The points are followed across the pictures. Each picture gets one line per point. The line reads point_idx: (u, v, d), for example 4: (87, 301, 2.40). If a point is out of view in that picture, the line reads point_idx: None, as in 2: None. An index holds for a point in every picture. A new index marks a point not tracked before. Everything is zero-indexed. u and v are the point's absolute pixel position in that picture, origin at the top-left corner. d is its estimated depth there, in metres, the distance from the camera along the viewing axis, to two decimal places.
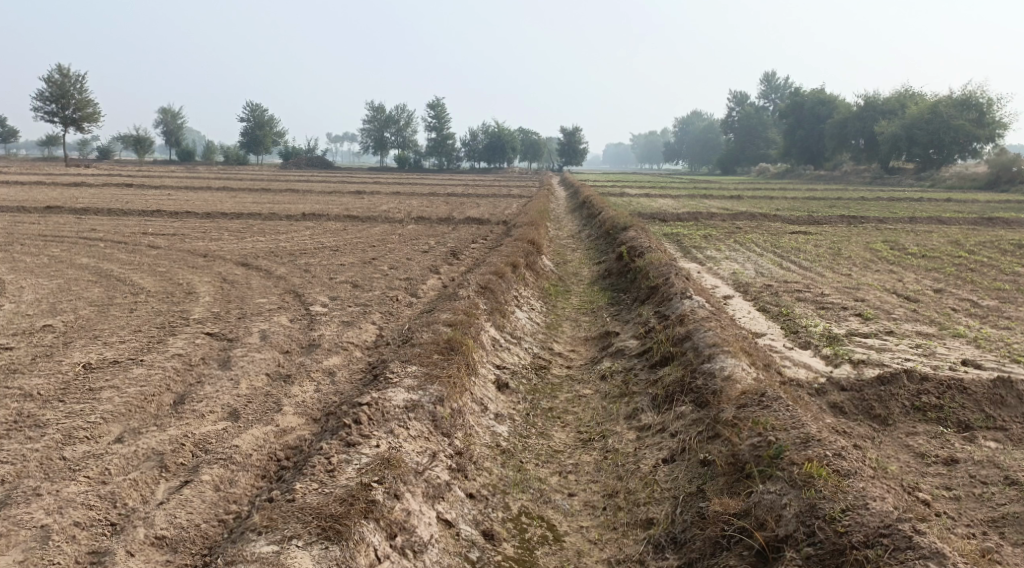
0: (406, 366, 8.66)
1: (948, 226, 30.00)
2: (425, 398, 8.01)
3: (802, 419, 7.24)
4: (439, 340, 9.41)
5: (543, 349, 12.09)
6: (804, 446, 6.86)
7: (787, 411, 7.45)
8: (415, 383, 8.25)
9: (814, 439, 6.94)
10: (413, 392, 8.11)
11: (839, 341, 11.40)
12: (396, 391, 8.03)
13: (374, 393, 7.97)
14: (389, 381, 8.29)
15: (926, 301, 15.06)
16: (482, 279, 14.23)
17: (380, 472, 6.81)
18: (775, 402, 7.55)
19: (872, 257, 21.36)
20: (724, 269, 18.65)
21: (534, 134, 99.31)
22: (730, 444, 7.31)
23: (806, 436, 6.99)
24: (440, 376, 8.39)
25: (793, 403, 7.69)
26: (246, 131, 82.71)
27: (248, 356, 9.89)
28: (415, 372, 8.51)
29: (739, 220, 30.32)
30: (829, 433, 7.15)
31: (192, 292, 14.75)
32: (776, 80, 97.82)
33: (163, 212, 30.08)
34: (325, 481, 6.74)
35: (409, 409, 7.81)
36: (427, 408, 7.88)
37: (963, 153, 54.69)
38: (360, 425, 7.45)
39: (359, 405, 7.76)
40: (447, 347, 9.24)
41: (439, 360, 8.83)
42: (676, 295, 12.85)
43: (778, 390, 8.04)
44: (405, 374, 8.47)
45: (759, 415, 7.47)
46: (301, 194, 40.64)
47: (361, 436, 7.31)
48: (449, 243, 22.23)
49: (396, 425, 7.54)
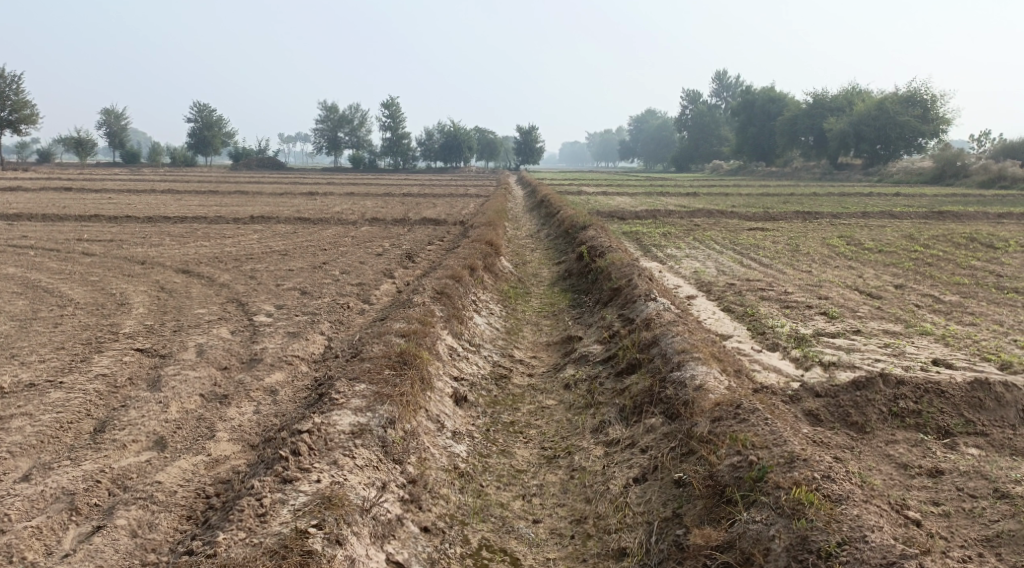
0: (353, 384, 7.98)
1: (901, 220, 30.20)
2: (373, 421, 7.36)
3: (782, 436, 6.78)
4: (390, 353, 8.74)
5: (502, 357, 11.52)
6: (788, 468, 6.40)
7: (765, 425, 6.98)
8: (363, 403, 7.60)
9: (798, 460, 6.46)
10: (362, 414, 7.46)
11: (807, 342, 11.01)
12: (341, 414, 7.36)
13: (316, 417, 7.29)
14: (334, 402, 7.61)
15: (889, 297, 14.81)
16: (438, 283, 13.60)
17: (319, 514, 6.15)
18: (752, 417, 7.07)
19: (831, 252, 21.22)
20: (685, 268, 18.27)
21: (490, 132, 98.66)
22: (706, 463, 6.81)
23: (789, 456, 6.52)
24: (391, 395, 7.73)
25: (771, 415, 7.21)
26: (194, 132, 80.57)
27: (181, 376, 9.14)
28: (364, 390, 7.84)
29: (696, 217, 30.12)
30: (812, 450, 6.69)
31: (126, 303, 13.87)
32: (727, 78, 98.63)
33: (102, 216, 28.77)
34: (256, 528, 6.07)
35: (356, 434, 7.15)
36: (376, 433, 7.23)
37: (909, 149, 55.48)
38: (299, 457, 6.77)
39: (299, 432, 7.08)
40: (399, 361, 8.58)
41: (389, 376, 8.17)
42: (640, 297, 12.36)
43: (753, 400, 7.57)
44: (352, 393, 7.81)
45: (736, 431, 6.97)
46: (250, 196, 39.42)
47: (301, 471, 6.63)
48: (403, 245, 21.52)
49: (341, 454, 6.88)
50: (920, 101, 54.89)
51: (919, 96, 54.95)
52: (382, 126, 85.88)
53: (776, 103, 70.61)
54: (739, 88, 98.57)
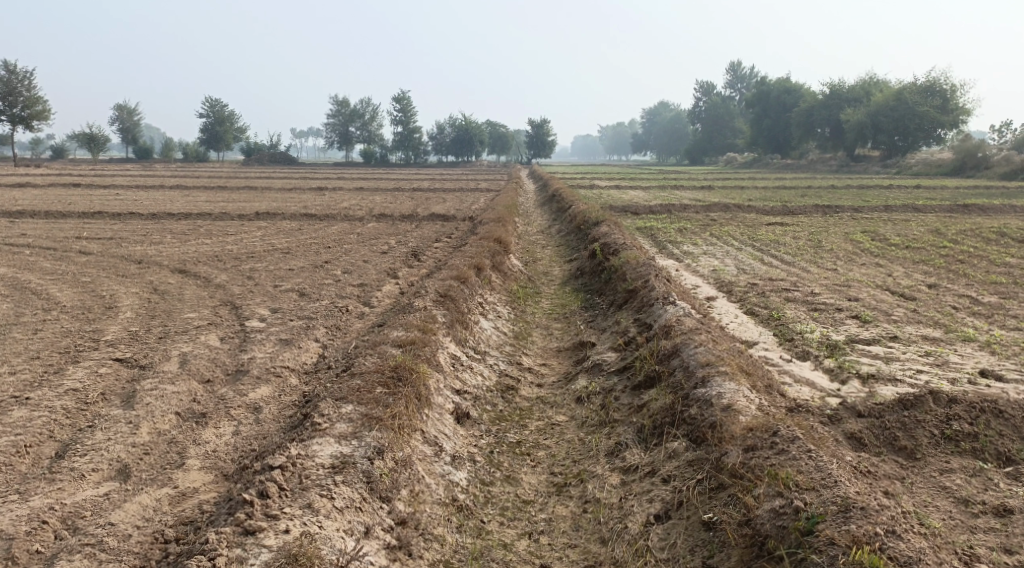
0: (339, 406, 7.22)
1: (925, 214, 29.17)
2: (359, 452, 6.59)
3: (830, 474, 5.97)
4: (383, 368, 7.92)
5: (509, 365, 10.68)
6: (842, 520, 5.58)
7: (808, 459, 6.16)
8: (349, 430, 6.86)
9: (854, 508, 5.64)
10: (347, 443, 6.72)
11: (841, 351, 10.13)
12: (322, 446, 6.58)
13: (293, 450, 6.53)
14: (316, 428, 6.87)
15: (923, 299, 13.88)
16: (441, 285, 12.79)
17: None
18: (794, 451, 6.23)
19: (855, 248, 20.30)
20: (703, 266, 17.42)
21: (501, 126, 97.72)
22: (743, 507, 6.01)
23: (843, 502, 5.70)
24: (380, 420, 6.95)
25: (813, 444, 6.37)
26: (206, 127, 80.11)
27: (157, 391, 8.37)
28: (351, 414, 7.08)
29: (712, 211, 29.20)
30: (865, 492, 5.88)
31: (115, 307, 13.14)
32: (741, 69, 97.23)
33: (105, 213, 28.15)
34: None
35: (338, 469, 6.40)
36: (360, 467, 6.46)
37: (927, 140, 54.29)
38: (268, 501, 6.01)
39: (271, 468, 6.35)
40: (393, 377, 7.76)
41: (381, 395, 7.39)
42: (657, 301, 11.50)
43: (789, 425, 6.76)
44: (337, 416, 7.07)
45: (774, 466, 6.17)
46: (258, 192, 38.76)
47: (269, 518, 5.87)
48: (409, 243, 20.74)
49: (317, 495, 6.12)
50: (939, 91, 53.55)
51: (938, 86, 53.63)
52: (394, 121, 85.15)
53: (791, 94, 69.31)
54: (754, 80, 97.25)
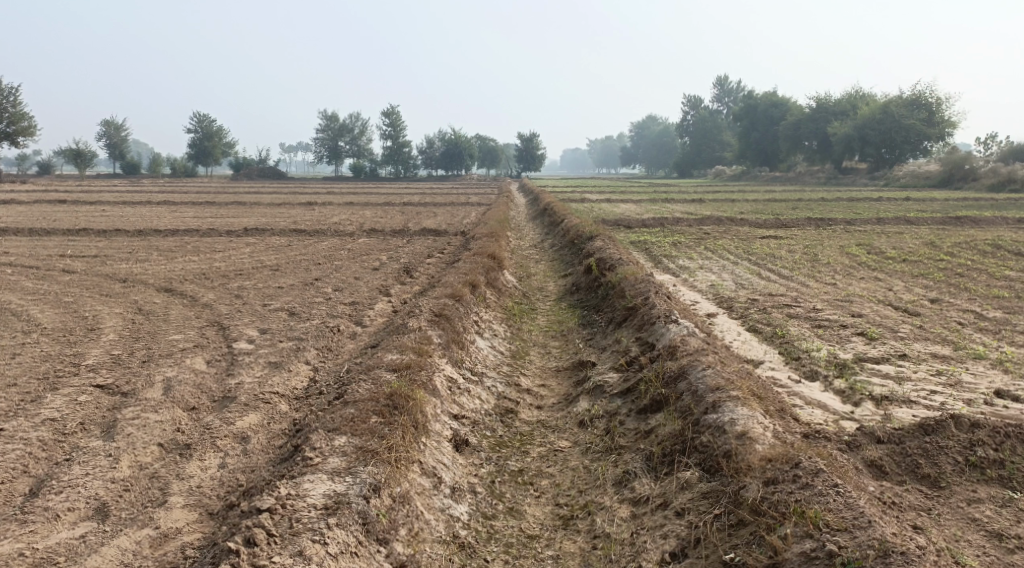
0: (332, 438, 6.87)
1: (918, 226, 29.03)
2: (353, 489, 6.26)
3: (862, 513, 5.78)
4: (378, 394, 7.54)
5: (508, 387, 10.32)
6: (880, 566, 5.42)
7: (836, 497, 5.97)
8: (343, 465, 6.52)
9: (893, 553, 5.47)
10: (341, 480, 6.37)
11: (851, 371, 9.82)
12: (315, 484, 6.25)
13: (285, 490, 6.20)
14: (308, 464, 6.52)
15: (927, 314, 13.58)
16: (436, 304, 12.42)
17: None
18: (819, 487, 6.06)
19: (853, 262, 20.06)
20: (701, 281, 17.13)
21: (491, 140, 97.60)
22: (770, 549, 5.81)
23: (881, 546, 5.53)
24: (376, 455, 6.61)
25: (840, 480, 6.18)
26: (194, 143, 79.60)
27: (139, 421, 7.96)
28: (345, 447, 6.73)
29: (705, 225, 28.96)
30: (902, 533, 5.72)
31: (97, 329, 12.70)
32: (729, 83, 97.64)
33: (91, 230, 27.66)
34: None
35: (332, 510, 6.05)
36: (355, 507, 6.12)
37: (914, 153, 54.42)
38: (257, 548, 5.69)
39: (259, 511, 6.02)
40: (389, 405, 7.38)
41: (376, 425, 7.02)
42: (659, 319, 11.16)
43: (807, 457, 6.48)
44: (331, 450, 6.72)
45: (800, 504, 5.99)
46: (247, 207, 38.28)
47: None
48: (401, 259, 20.37)
49: (310, 540, 5.80)
50: (926, 104, 53.75)
51: (924, 99, 53.83)
52: (383, 135, 84.89)
53: (778, 108, 69.46)
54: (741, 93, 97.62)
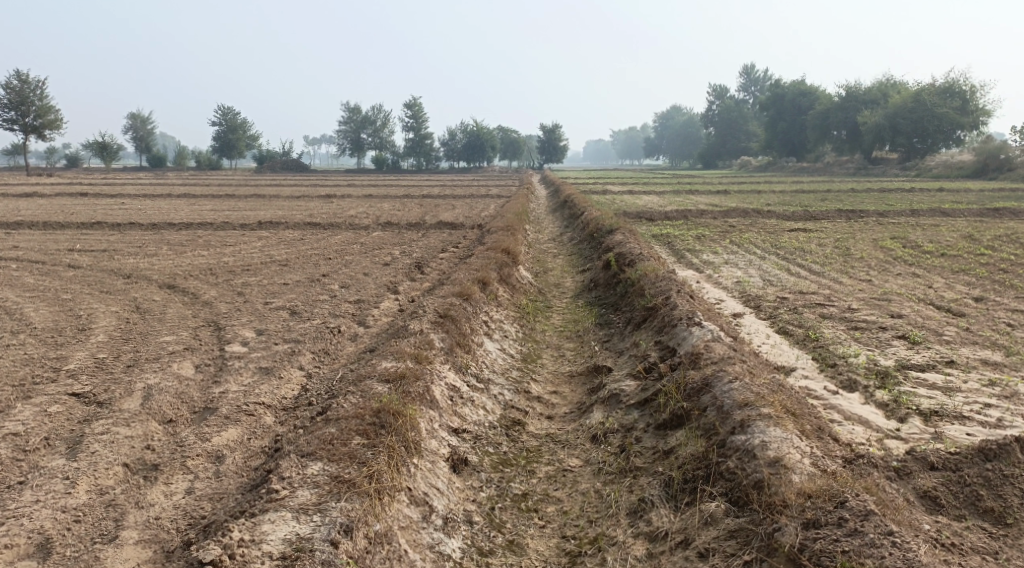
0: (305, 466, 6.36)
1: (954, 219, 27.79)
2: (319, 532, 5.74)
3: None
4: (364, 413, 6.94)
5: (516, 394, 9.51)
6: None
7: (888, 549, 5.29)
8: (312, 500, 6.02)
9: None
10: (307, 519, 5.86)
11: (893, 381, 8.89)
12: (277, 527, 5.76)
13: (242, 535, 5.69)
14: (272, 499, 6.04)
15: (972, 315, 12.57)
16: (442, 303, 11.59)
17: None
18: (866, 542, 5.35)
19: (887, 256, 19.02)
20: (726, 277, 16.20)
21: (513, 132, 96.60)
22: None
23: None
24: (349, 490, 6.07)
25: (892, 526, 5.47)
26: (218, 135, 79.39)
27: (107, 436, 7.25)
28: (318, 478, 6.22)
29: (730, 217, 27.93)
30: None
31: (88, 329, 12.05)
32: (755, 72, 95.87)
33: (104, 224, 27.16)
34: None
35: (290, 561, 5.53)
36: (319, 555, 5.59)
37: (947, 142, 52.80)
38: None
39: (203, 564, 5.52)
40: (374, 427, 6.79)
41: (357, 449, 6.50)
42: (681, 321, 10.28)
43: (852, 495, 5.71)
44: (301, 481, 6.22)
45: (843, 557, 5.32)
46: (266, 200, 37.76)
47: None
48: (414, 253, 19.63)
49: None
50: (959, 91, 52.10)
51: (957, 87, 52.20)
52: (405, 127, 84.20)
53: (806, 97, 67.81)
54: (767, 83, 95.85)
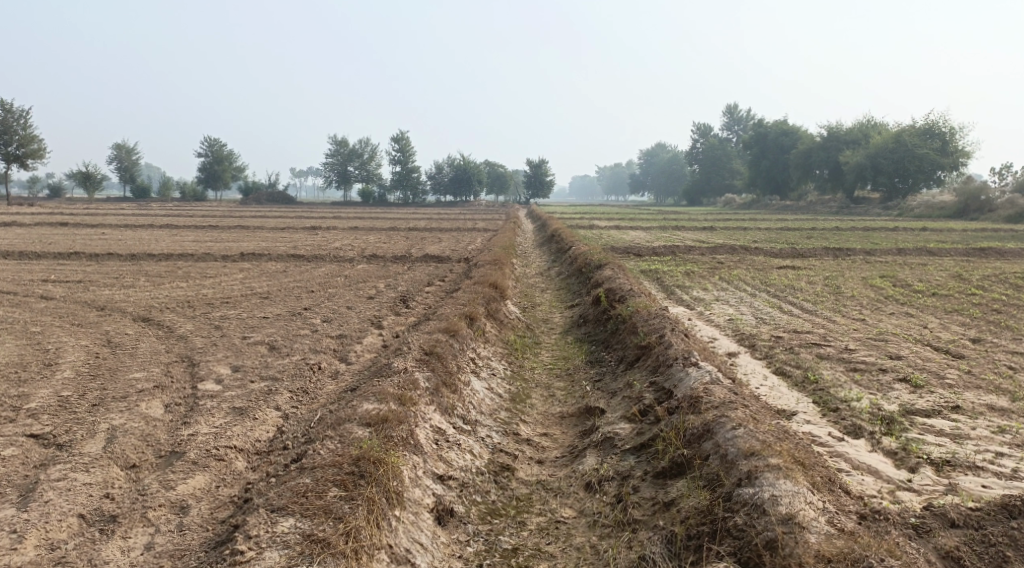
0: (275, 522, 6.16)
1: (941, 258, 27.70)
2: None
3: None
4: (339, 463, 6.74)
5: (504, 437, 9.03)
6: None
7: None
8: (280, 563, 5.79)
9: None
10: None
11: (900, 427, 8.50)
12: None
13: None
14: (237, 562, 5.83)
15: (972, 357, 12.22)
16: (427, 340, 11.12)
17: None
18: None
19: (878, 295, 18.76)
20: (718, 315, 15.84)
21: (499, 166, 96.78)
22: None
23: None
24: (323, 549, 5.88)
25: None
26: (204, 167, 78.92)
27: (64, 483, 6.80)
28: (289, 537, 6.00)
29: (718, 254, 27.70)
30: None
31: (55, 364, 11.46)
32: (739, 111, 96.84)
33: (82, 254, 26.52)
34: None
35: None
36: None
37: (928, 182, 53.19)
38: None
39: None
40: (352, 478, 6.56)
41: (333, 504, 6.29)
42: (677, 362, 9.86)
43: (876, 560, 5.61)
44: (271, 540, 6.00)
45: None
46: (249, 231, 37.23)
47: None
48: (399, 287, 19.18)
49: None
50: (939, 133, 52.62)
51: (937, 128, 52.72)
52: (392, 160, 84.12)
53: (789, 136, 68.37)
54: (751, 122, 96.77)
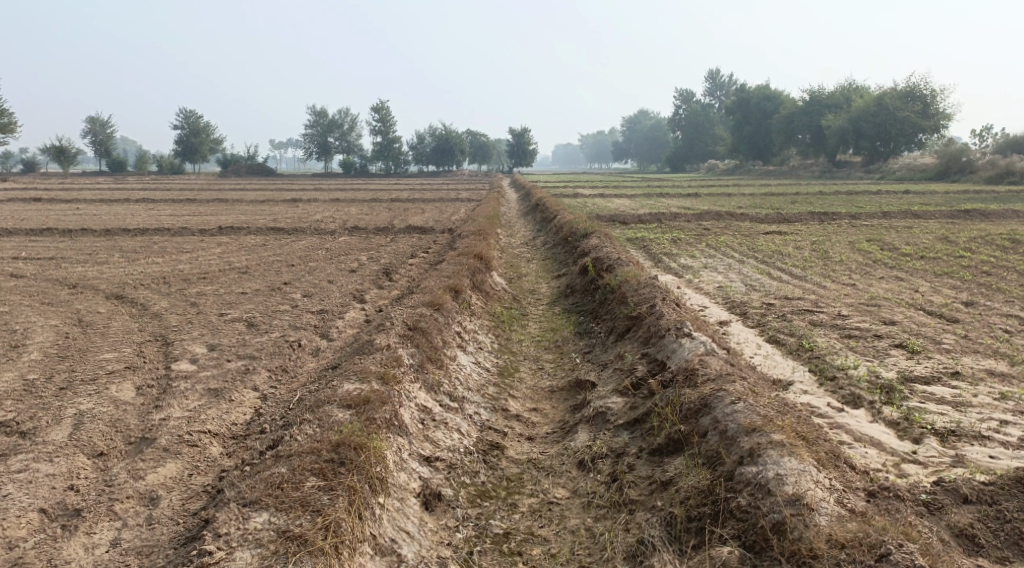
0: (247, 519, 5.82)
1: (927, 221, 27.50)
2: None
3: None
4: (318, 454, 6.37)
5: (493, 413, 8.71)
6: None
7: None
8: (252, 562, 5.48)
9: None
10: None
11: (900, 396, 8.23)
12: None
13: None
14: (205, 563, 5.50)
15: (966, 321, 11.99)
16: (410, 314, 10.72)
17: None
18: None
19: (867, 259, 18.52)
20: (707, 282, 15.54)
21: (481, 135, 95.75)
22: None
23: None
24: (296, 548, 5.55)
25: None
26: (181, 139, 77.47)
27: (25, 476, 6.49)
28: (262, 535, 5.68)
29: (704, 220, 27.39)
30: None
31: (21, 346, 10.98)
32: (722, 76, 96.14)
33: (55, 229, 25.81)
34: None
35: None
36: None
37: (910, 145, 53.00)
38: None
39: None
40: (334, 470, 6.20)
41: (311, 496, 5.96)
42: (670, 332, 9.52)
43: (891, 544, 5.40)
44: (242, 538, 5.68)
45: None
46: (228, 204, 36.52)
47: None
48: (381, 259, 18.74)
49: None
50: (921, 95, 52.30)
51: (919, 91, 52.40)
52: (372, 131, 82.93)
53: (772, 101, 67.86)
54: (733, 87, 96.10)
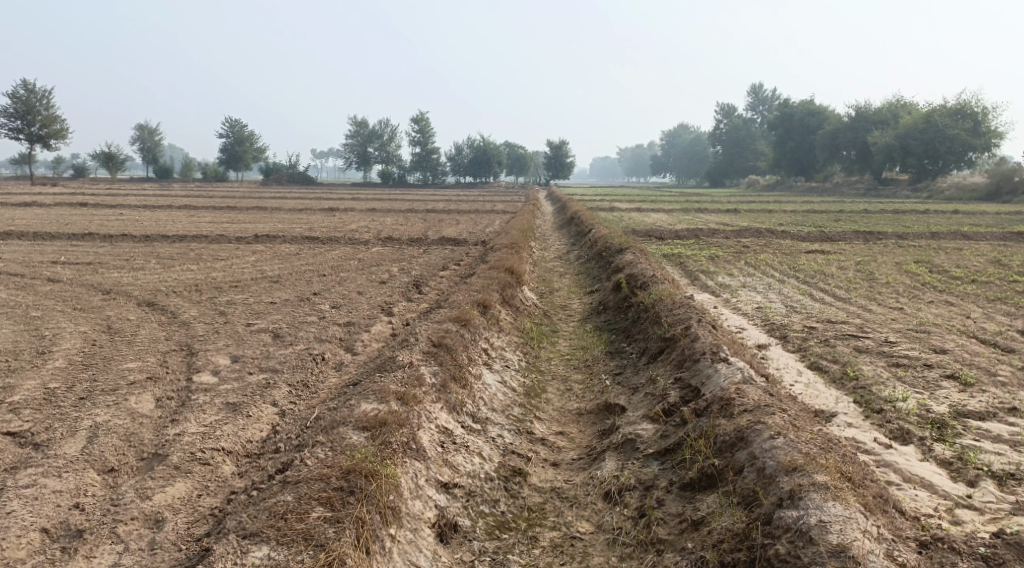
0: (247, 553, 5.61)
1: (976, 242, 26.56)
2: None
3: None
4: (329, 484, 6.13)
5: (517, 436, 8.36)
6: None
7: None
8: None
9: None
10: None
11: (953, 432, 7.71)
12: None
13: None
14: None
15: (1022, 350, 11.35)
16: (436, 330, 10.42)
17: None
18: None
19: (915, 281, 17.83)
20: (746, 302, 15.03)
21: (520, 147, 95.68)
22: None
23: None
24: None
25: None
26: (225, 147, 78.63)
27: (32, 491, 6.37)
28: None
29: (743, 237, 26.78)
30: None
31: (48, 353, 10.90)
32: (764, 91, 94.98)
33: (96, 234, 26.08)
34: None
35: None
36: None
37: (958, 164, 51.61)
38: None
39: None
40: (345, 502, 5.96)
41: (317, 532, 5.73)
42: (705, 357, 9.08)
43: None
44: None
45: None
46: (266, 212, 36.73)
47: None
48: (413, 271, 18.53)
49: None
50: (971, 113, 50.95)
51: (968, 108, 51.07)
52: (412, 141, 83.34)
53: (815, 116, 66.70)
54: (775, 102, 94.93)
